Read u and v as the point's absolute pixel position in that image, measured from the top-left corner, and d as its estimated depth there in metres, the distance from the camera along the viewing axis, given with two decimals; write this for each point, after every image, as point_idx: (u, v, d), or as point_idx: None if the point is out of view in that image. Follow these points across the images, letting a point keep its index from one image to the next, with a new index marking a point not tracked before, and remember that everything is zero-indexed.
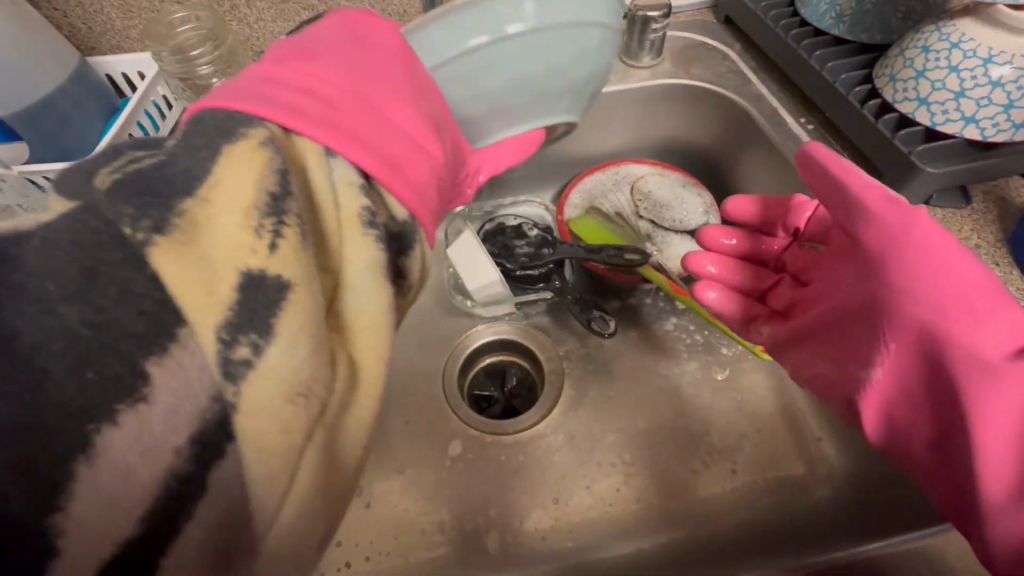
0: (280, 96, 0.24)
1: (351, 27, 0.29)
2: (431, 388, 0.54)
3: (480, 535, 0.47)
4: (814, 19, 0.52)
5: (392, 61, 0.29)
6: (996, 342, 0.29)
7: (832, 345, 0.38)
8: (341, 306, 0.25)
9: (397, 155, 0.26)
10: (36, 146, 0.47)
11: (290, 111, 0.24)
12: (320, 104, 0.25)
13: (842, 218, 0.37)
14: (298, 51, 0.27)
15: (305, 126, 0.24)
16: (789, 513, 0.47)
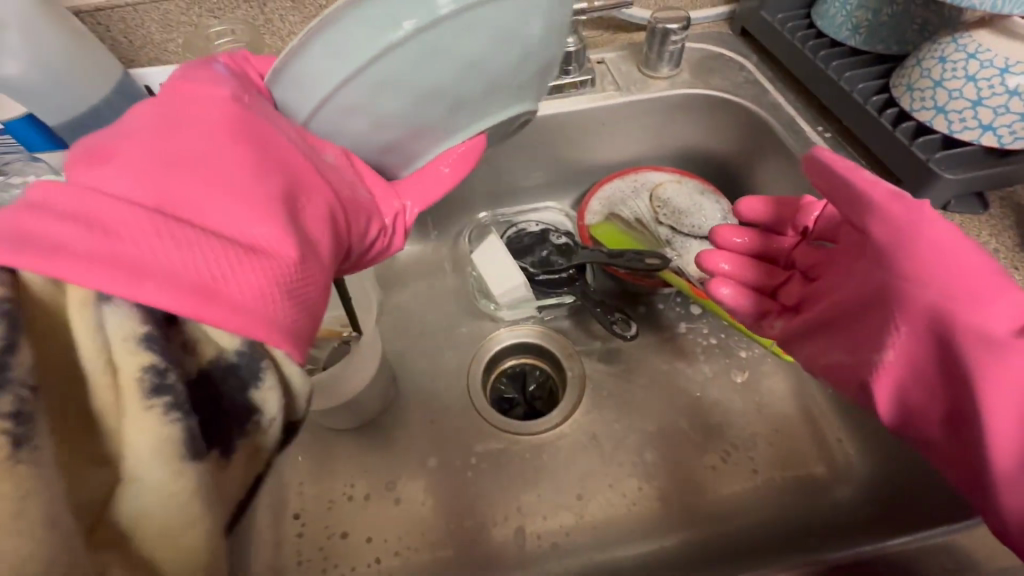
0: (33, 227, 0.20)
1: (174, 124, 0.27)
2: (454, 389, 0.56)
3: (506, 531, 0.48)
4: (831, 31, 0.53)
5: (220, 152, 0.26)
6: (1000, 321, 0.31)
7: (845, 337, 0.39)
8: (118, 503, 0.22)
9: (213, 275, 0.22)
10: None
11: (46, 246, 0.20)
12: (100, 233, 0.21)
13: (849, 214, 0.38)
14: (93, 167, 0.24)
15: (61, 264, 0.19)
16: (810, 513, 0.48)
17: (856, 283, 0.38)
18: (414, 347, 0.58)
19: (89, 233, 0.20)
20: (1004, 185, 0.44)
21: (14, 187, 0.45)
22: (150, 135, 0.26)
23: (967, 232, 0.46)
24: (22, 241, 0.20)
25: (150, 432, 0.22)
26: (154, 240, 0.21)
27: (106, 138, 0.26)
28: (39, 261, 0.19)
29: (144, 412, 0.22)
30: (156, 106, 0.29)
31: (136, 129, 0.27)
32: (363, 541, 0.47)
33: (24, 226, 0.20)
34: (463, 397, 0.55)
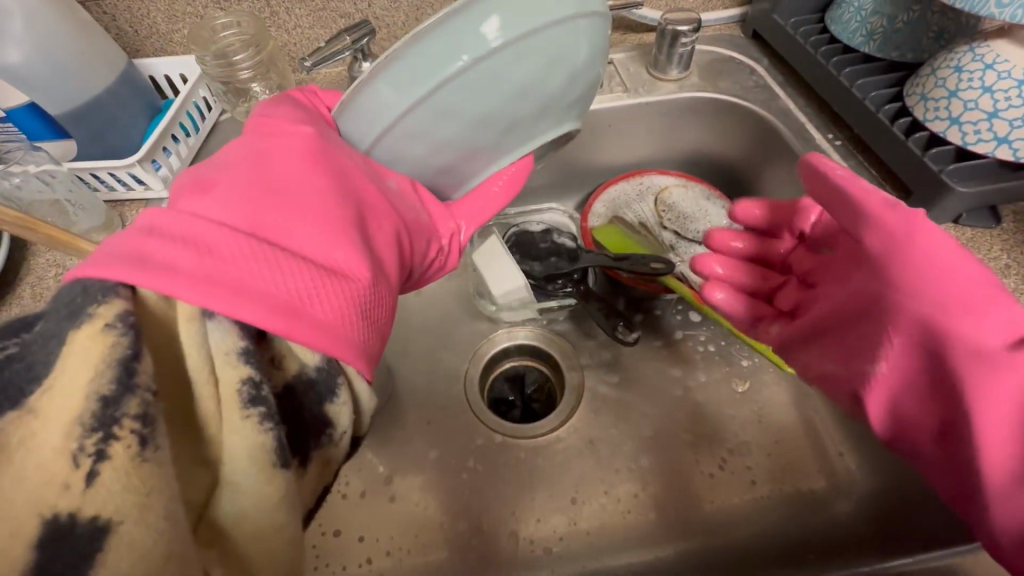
0: (148, 250, 0.23)
1: (262, 155, 0.30)
2: (452, 390, 0.55)
3: (502, 534, 0.48)
4: (844, 37, 0.52)
5: (303, 180, 0.29)
6: (995, 334, 0.30)
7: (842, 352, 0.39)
8: (216, 500, 0.25)
9: (301, 297, 0.24)
10: (84, 144, 0.49)
11: (159, 267, 0.22)
12: (203, 254, 0.23)
13: (845, 221, 0.36)
14: (192, 189, 0.26)
15: (172, 283, 0.22)
16: (809, 527, 0.47)
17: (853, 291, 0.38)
18: (412, 345, 0.58)
19: (194, 253, 0.23)
20: (1019, 199, 0.43)
21: (14, 175, 0.45)
22: (238, 166, 0.29)
23: (979, 245, 0.45)
24: (139, 263, 0.22)
25: (250, 436, 0.24)
26: (251, 262, 0.24)
27: (199, 168, 0.29)
28: (155, 282, 0.22)
29: (243, 419, 0.24)
30: (240, 141, 0.32)
31: (226, 160, 0.30)
32: (356, 540, 0.47)
33: (137, 248, 0.22)
34: (461, 398, 0.55)
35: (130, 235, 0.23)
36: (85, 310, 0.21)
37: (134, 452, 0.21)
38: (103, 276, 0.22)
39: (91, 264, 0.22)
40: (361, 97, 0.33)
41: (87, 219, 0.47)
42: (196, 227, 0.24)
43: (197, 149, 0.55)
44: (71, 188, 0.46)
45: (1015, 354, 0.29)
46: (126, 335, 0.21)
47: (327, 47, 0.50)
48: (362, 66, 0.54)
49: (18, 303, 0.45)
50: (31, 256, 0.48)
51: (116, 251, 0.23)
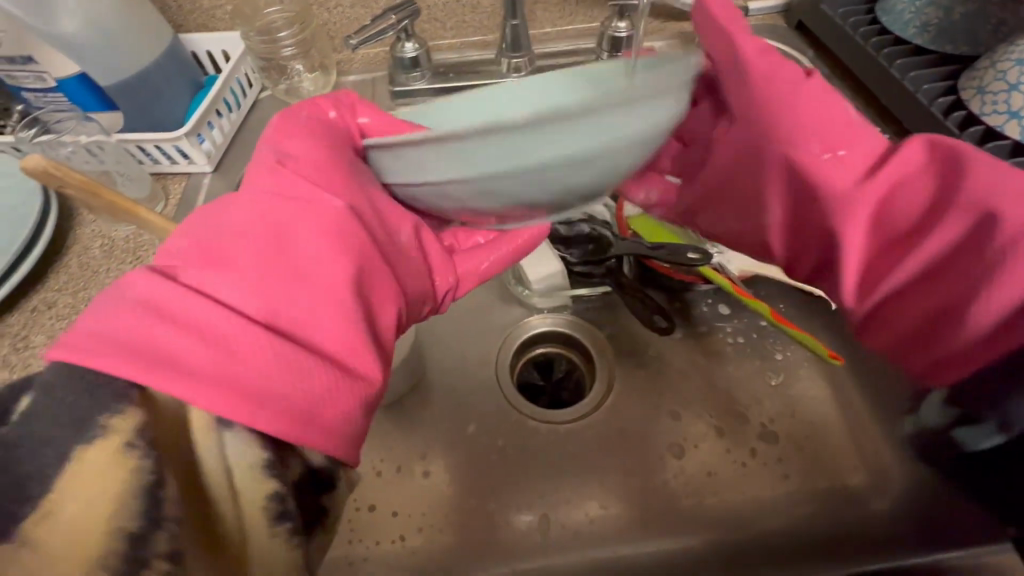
0: (154, 344, 0.24)
1: (280, 224, 0.32)
2: (483, 372, 0.55)
3: (532, 519, 0.48)
4: (896, 28, 0.51)
5: (322, 262, 0.31)
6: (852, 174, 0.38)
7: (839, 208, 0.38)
8: None
9: (309, 399, 0.26)
10: (132, 118, 0.50)
11: (167, 359, 0.24)
12: (215, 348, 0.25)
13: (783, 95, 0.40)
14: (210, 262, 0.29)
15: (183, 382, 0.23)
16: (841, 524, 0.47)
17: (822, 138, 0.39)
18: (444, 328, 0.58)
19: (203, 352, 0.24)
20: None
21: (65, 144, 0.46)
22: (245, 237, 0.30)
23: None
24: (143, 359, 0.23)
25: (282, 551, 0.25)
26: (261, 357, 0.25)
27: (210, 232, 0.30)
28: (160, 381, 0.23)
29: (269, 537, 0.24)
30: (252, 196, 0.33)
31: (242, 223, 0.31)
32: (389, 515, 0.48)
33: (145, 338, 0.24)
34: (491, 381, 0.55)
35: (133, 323, 0.24)
36: (95, 419, 0.21)
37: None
38: (103, 370, 0.23)
39: (83, 352, 0.23)
40: (409, 149, 0.30)
41: (133, 189, 0.48)
42: (201, 323, 0.25)
43: (238, 126, 0.55)
44: (121, 160, 0.48)
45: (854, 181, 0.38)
46: (143, 459, 0.21)
47: (371, 26, 0.50)
48: (404, 46, 0.54)
49: (65, 272, 0.46)
50: (76, 227, 0.49)
51: (118, 341, 0.24)
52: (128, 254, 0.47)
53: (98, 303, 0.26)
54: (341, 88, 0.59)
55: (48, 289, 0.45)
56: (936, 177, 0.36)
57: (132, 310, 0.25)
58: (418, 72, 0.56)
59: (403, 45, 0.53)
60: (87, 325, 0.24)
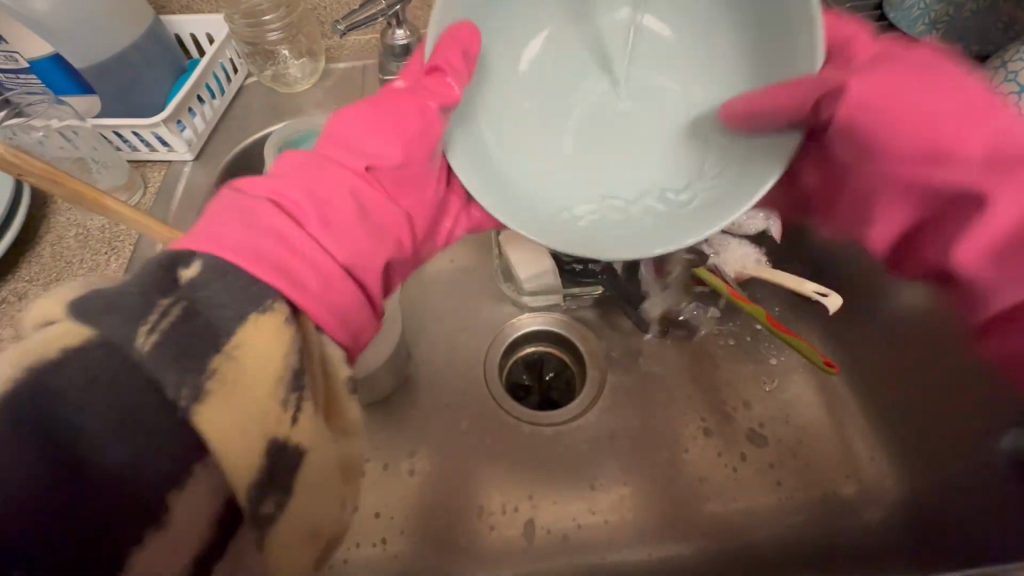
0: (287, 264, 0.26)
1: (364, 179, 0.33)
2: (472, 372, 0.54)
3: (512, 527, 0.47)
4: (904, 25, 0.49)
5: (386, 224, 0.33)
6: (973, 153, 0.31)
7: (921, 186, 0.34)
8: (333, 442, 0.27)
9: (361, 331, 0.29)
10: (109, 101, 0.48)
11: (293, 282, 0.25)
12: (322, 280, 0.27)
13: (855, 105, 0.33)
14: (310, 202, 0.29)
15: (305, 302, 0.25)
16: (833, 534, 0.46)
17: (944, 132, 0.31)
18: (434, 326, 0.56)
19: (320, 279, 0.27)
20: None
21: (36, 129, 0.45)
22: (343, 189, 0.31)
23: None
24: (284, 277, 0.25)
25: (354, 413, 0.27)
26: (348, 291, 0.28)
27: (305, 171, 0.31)
28: (292, 293, 0.25)
29: (346, 401, 0.27)
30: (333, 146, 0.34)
31: (331, 172, 0.32)
32: (371, 516, 0.47)
33: (271, 259, 0.25)
34: (480, 380, 0.54)
35: (268, 243, 0.26)
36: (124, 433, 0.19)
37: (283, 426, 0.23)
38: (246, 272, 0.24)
39: (228, 253, 0.24)
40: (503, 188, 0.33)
41: (108, 178, 0.46)
42: (318, 259, 0.27)
43: (222, 113, 0.54)
44: (95, 145, 0.46)
45: (988, 167, 0.30)
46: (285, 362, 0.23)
47: (360, 11, 0.48)
48: (395, 33, 0.52)
49: (37, 261, 0.44)
50: (50, 216, 0.47)
51: (261, 255, 0.25)
52: (103, 244, 0.45)
53: (228, 215, 0.26)
54: (330, 76, 0.57)
55: (19, 280, 0.43)
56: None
57: (267, 234, 0.26)
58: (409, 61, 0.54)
59: (394, 32, 0.51)
60: (221, 234, 0.25)
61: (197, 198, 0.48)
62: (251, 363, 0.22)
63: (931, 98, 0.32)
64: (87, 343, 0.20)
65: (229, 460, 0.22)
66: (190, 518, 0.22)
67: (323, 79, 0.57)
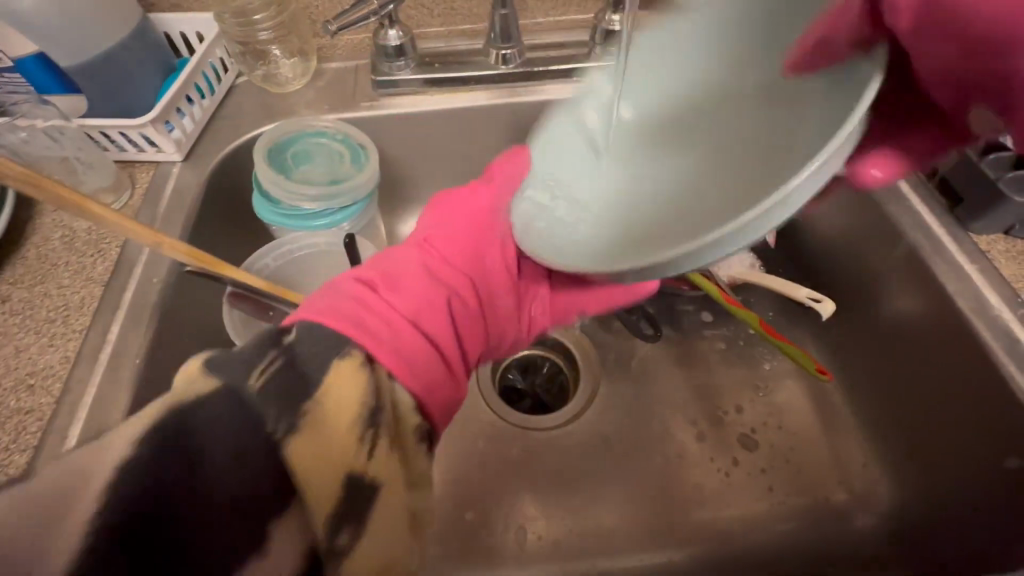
0: (364, 323, 0.31)
1: (432, 266, 0.39)
2: (464, 376, 0.54)
3: (504, 532, 0.47)
4: None
5: (452, 296, 0.38)
6: None
7: (977, 76, 0.24)
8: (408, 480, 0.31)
9: (432, 384, 0.33)
10: (95, 101, 0.47)
11: (368, 333, 0.31)
12: (388, 331, 0.32)
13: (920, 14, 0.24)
14: (385, 280, 0.36)
15: (376, 348, 0.30)
16: (825, 541, 0.46)
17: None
18: None
19: (389, 330, 0.32)
20: None
21: (20, 129, 0.43)
22: (413, 266, 0.38)
23: None
24: (361, 332, 0.31)
25: (423, 463, 0.32)
26: (415, 341, 0.33)
27: (386, 262, 0.38)
28: (363, 339, 0.30)
29: (415, 451, 0.31)
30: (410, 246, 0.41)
31: (405, 262, 0.39)
32: None
33: (351, 316, 0.31)
34: (473, 384, 0.53)
35: (352, 307, 0.32)
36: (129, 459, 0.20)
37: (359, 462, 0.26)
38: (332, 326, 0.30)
39: (321, 314, 0.31)
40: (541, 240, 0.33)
41: (93, 178, 0.45)
42: (389, 318, 0.33)
43: (213, 112, 0.53)
44: (81, 145, 0.45)
45: None
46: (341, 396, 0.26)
47: (351, 11, 0.47)
48: (388, 33, 0.52)
49: (22, 263, 0.44)
50: (36, 217, 0.46)
51: (345, 318, 0.31)
52: (90, 247, 0.45)
53: (327, 294, 0.34)
54: (322, 76, 0.56)
55: (4, 282, 0.43)
56: None
57: (353, 300, 0.33)
58: (402, 62, 0.53)
59: (387, 32, 0.51)
60: (320, 304, 0.32)
61: (185, 199, 0.48)
62: (336, 409, 0.26)
63: None
64: (214, 394, 0.23)
65: (318, 488, 0.25)
66: (281, 559, 0.24)
67: (315, 78, 0.56)
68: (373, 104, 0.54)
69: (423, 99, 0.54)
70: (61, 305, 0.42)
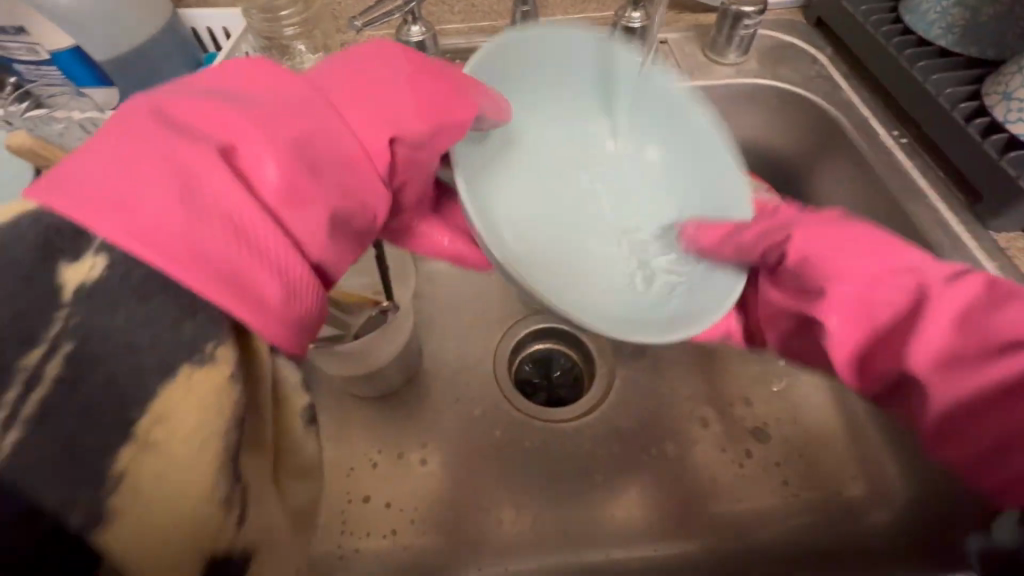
0: (231, 265, 0.20)
1: (336, 142, 0.26)
2: (481, 368, 0.54)
3: (520, 521, 0.48)
4: (920, 28, 0.49)
5: (362, 191, 0.27)
6: (864, 265, 0.35)
7: (863, 294, 0.34)
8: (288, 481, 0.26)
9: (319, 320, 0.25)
10: (126, 93, 0.48)
11: (228, 279, 0.20)
12: (267, 269, 0.21)
13: (818, 251, 0.36)
14: (254, 165, 0.23)
15: (247, 312, 0.20)
16: (841, 535, 0.46)
17: (863, 263, 0.35)
18: (442, 321, 0.56)
19: (268, 273, 0.21)
20: None
21: (57, 121, 0.45)
22: (312, 136, 0.25)
23: None
24: (221, 277, 0.20)
25: (313, 449, 0.27)
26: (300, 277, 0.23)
27: (262, 119, 0.24)
28: (221, 294, 0.20)
29: (304, 437, 0.26)
30: (310, 96, 0.26)
31: (299, 124, 0.25)
32: (381, 506, 0.48)
33: (192, 245, 0.19)
34: (487, 376, 0.54)
35: (213, 229, 0.20)
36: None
37: (224, 520, 0.21)
38: (163, 264, 0.19)
39: (135, 241, 0.18)
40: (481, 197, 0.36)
41: None
42: (279, 258, 0.22)
43: None
44: None
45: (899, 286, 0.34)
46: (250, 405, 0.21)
47: (377, 7, 0.48)
48: (411, 29, 0.52)
49: None
50: None
51: (201, 252, 0.19)
52: None
53: (141, 173, 0.20)
54: None
55: None
56: (890, 297, 0.34)
57: (208, 216, 0.20)
58: None
59: (410, 29, 0.52)
60: (134, 199, 0.19)
61: None
62: (180, 443, 0.19)
63: (858, 247, 0.35)
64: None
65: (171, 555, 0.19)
66: None
67: None
68: None
69: None
70: None
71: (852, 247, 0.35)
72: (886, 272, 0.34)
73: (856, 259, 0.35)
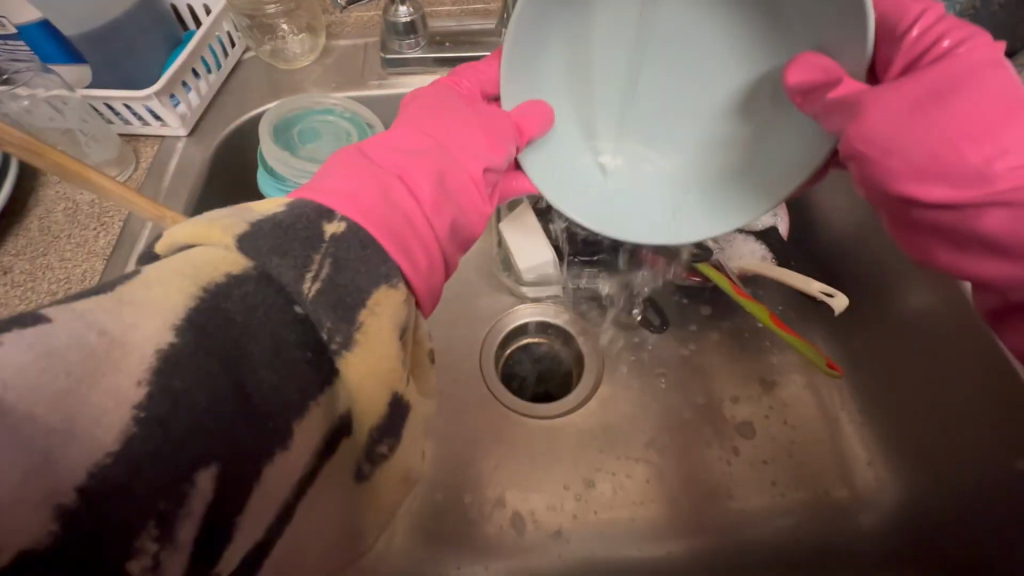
0: (398, 231, 0.28)
1: (453, 158, 0.34)
2: (467, 362, 0.53)
3: (502, 520, 0.47)
4: None
5: (471, 194, 0.34)
6: (983, 117, 0.29)
7: (974, 150, 0.29)
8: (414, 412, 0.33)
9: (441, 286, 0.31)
10: (99, 72, 0.46)
11: (392, 235, 0.27)
12: (413, 236, 0.29)
13: (928, 99, 0.31)
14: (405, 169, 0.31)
15: (403, 261, 0.27)
16: (829, 536, 0.46)
17: (941, 137, 0.30)
18: None
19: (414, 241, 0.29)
20: None
21: (21, 98, 0.44)
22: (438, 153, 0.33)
23: None
24: (388, 232, 0.27)
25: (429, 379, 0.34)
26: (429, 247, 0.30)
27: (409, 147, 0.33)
28: (389, 245, 0.27)
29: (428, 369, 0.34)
30: (439, 132, 0.36)
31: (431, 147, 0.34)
32: None
33: (369, 209, 0.27)
34: (474, 367, 0.53)
35: (392, 214, 0.28)
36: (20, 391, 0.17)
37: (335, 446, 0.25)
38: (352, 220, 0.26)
39: (339, 203, 0.27)
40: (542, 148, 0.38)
41: (98, 150, 0.45)
42: (424, 236, 0.30)
43: (218, 88, 0.52)
44: (85, 117, 0.45)
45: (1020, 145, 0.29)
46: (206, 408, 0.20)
47: None
48: (399, 9, 0.50)
49: (24, 235, 0.43)
50: (41, 188, 0.45)
51: (377, 216, 0.27)
52: (92, 219, 0.44)
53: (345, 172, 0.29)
54: (331, 53, 0.55)
55: (6, 253, 0.42)
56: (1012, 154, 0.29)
57: (382, 199, 0.28)
58: (413, 39, 0.52)
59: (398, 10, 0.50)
60: (339, 186, 0.28)
61: (189, 175, 0.47)
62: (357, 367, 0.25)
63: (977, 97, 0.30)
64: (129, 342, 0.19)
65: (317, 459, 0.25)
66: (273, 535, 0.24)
67: (324, 55, 0.55)
68: (383, 83, 0.53)
69: (434, 79, 0.53)
70: (62, 278, 0.41)
71: (938, 118, 0.30)
72: (1010, 124, 0.29)
73: (937, 132, 0.30)
